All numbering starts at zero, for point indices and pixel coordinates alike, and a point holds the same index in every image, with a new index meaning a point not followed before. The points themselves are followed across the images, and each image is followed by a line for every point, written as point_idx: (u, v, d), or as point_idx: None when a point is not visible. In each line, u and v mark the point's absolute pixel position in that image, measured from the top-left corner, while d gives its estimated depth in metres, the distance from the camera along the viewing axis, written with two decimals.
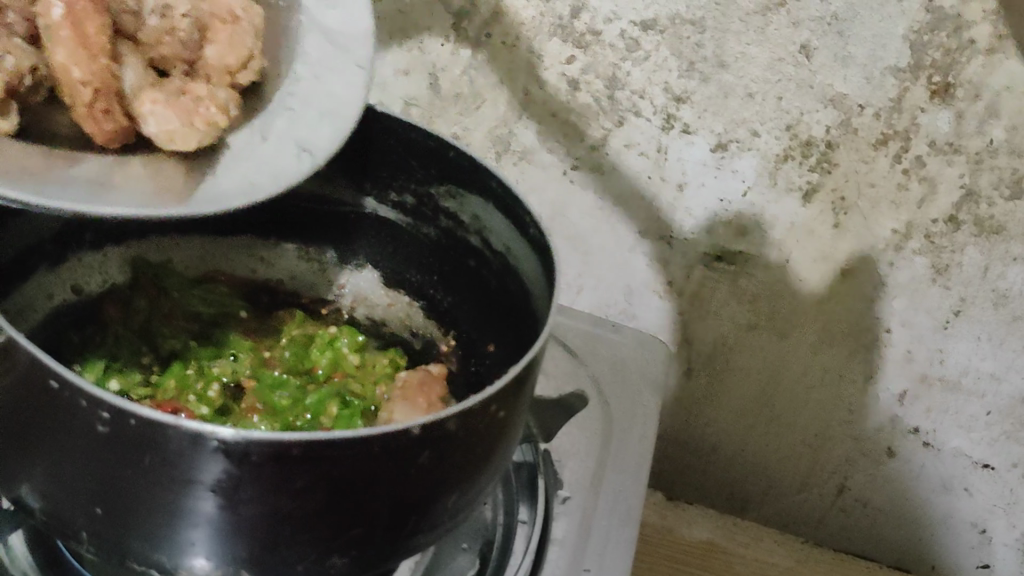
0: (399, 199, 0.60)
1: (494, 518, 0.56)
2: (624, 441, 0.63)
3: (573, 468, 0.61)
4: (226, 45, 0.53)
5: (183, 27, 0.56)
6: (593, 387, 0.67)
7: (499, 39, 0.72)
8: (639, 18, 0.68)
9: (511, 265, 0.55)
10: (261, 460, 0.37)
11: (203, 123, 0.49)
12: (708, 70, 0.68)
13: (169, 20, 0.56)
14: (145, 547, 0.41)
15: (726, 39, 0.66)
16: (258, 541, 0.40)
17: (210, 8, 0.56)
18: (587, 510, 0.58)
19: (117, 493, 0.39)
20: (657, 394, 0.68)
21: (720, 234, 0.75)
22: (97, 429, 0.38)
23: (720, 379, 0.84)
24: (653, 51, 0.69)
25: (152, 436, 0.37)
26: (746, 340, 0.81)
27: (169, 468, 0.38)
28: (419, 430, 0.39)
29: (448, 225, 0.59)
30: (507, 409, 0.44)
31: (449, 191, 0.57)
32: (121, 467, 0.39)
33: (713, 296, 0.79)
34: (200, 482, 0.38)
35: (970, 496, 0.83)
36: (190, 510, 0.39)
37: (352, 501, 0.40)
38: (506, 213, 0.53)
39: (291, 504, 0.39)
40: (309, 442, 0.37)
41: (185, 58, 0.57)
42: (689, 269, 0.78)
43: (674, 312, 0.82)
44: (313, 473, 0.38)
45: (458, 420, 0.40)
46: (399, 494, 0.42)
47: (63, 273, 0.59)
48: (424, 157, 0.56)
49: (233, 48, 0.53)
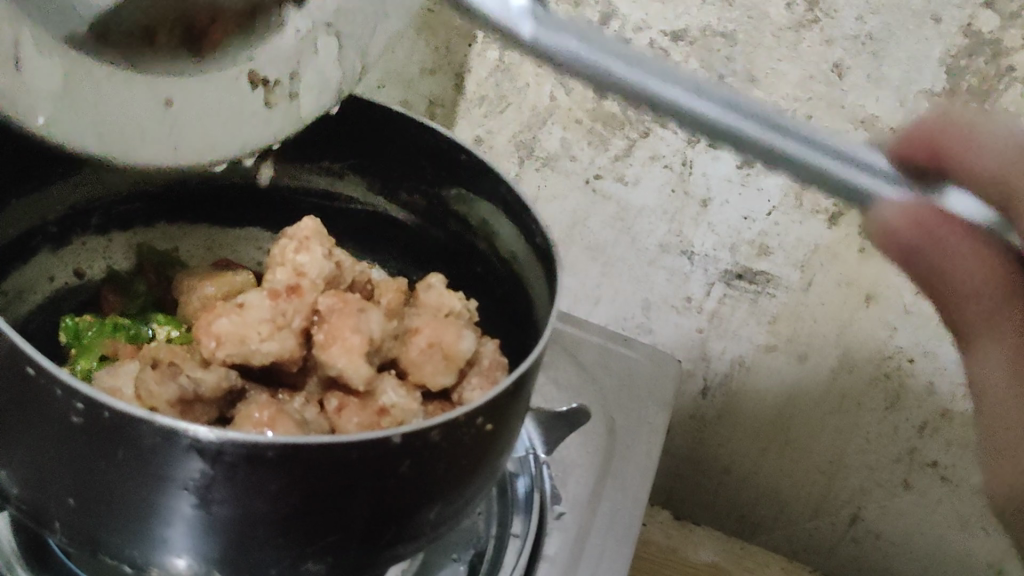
0: (409, 199, 0.58)
1: (487, 529, 0.55)
2: (626, 458, 0.62)
3: (571, 481, 0.59)
4: (294, 273, 0.47)
5: (311, 274, 0.47)
6: (599, 400, 0.66)
7: None
8: (669, 28, 0.68)
9: (517, 275, 0.53)
10: (235, 461, 0.37)
11: (309, 274, 0.47)
12: (738, 85, 0.68)
13: (297, 272, 0.47)
14: (120, 542, 0.40)
15: (757, 53, 0.66)
16: (232, 543, 0.40)
17: (301, 274, 0.47)
18: (583, 528, 0.56)
19: (92, 485, 0.39)
20: (664, 411, 0.66)
21: (743, 252, 0.74)
22: (72, 420, 0.37)
23: (736, 400, 0.82)
24: (683, 62, 0.68)
25: (126, 430, 0.36)
26: (764, 361, 0.79)
27: (142, 462, 0.37)
28: (400, 439, 0.38)
29: (458, 229, 0.57)
30: (496, 422, 0.42)
31: (459, 194, 0.55)
32: (96, 460, 0.38)
33: (732, 315, 0.78)
34: (175, 480, 0.37)
35: (988, 536, 0.81)
36: (165, 507, 0.39)
37: (330, 509, 0.39)
38: (515, 220, 0.52)
39: (266, 507, 0.38)
40: (284, 445, 0.36)
41: (311, 276, 0.47)
42: (710, 286, 0.77)
43: (692, 330, 0.80)
44: (289, 477, 0.37)
45: (442, 431, 0.39)
46: (377, 505, 0.40)
47: (63, 253, 0.55)
48: (437, 159, 0.55)
49: (295, 275, 0.47)
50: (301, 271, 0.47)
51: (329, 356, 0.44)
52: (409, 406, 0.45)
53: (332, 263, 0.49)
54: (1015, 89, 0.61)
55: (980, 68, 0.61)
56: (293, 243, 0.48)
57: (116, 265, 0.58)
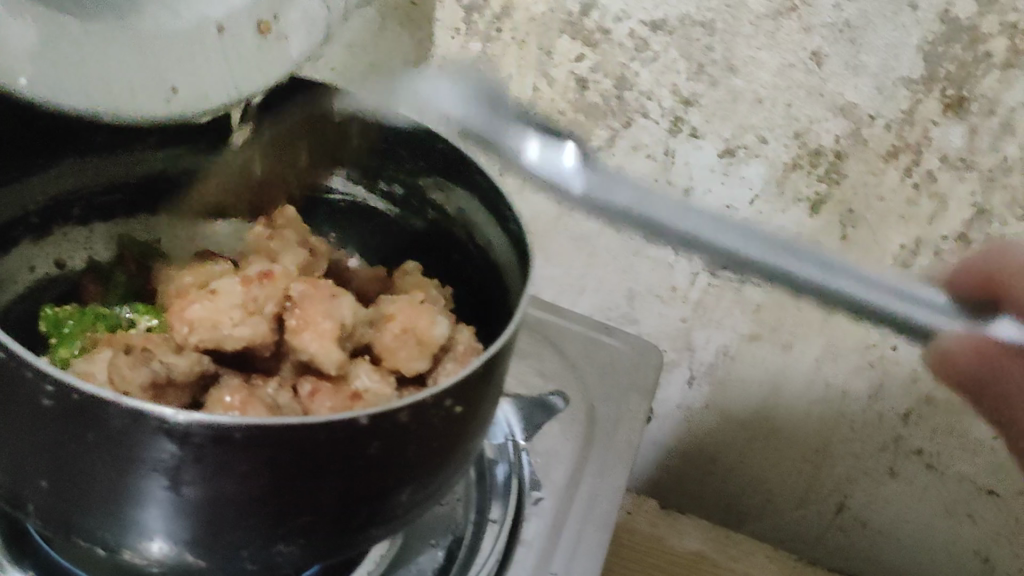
0: (388, 188, 0.59)
1: (466, 516, 0.55)
2: (606, 445, 0.62)
3: (550, 468, 0.60)
4: (268, 260, 0.48)
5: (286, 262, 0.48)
6: (580, 388, 0.66)
7: (509, 34, 0.72)
8: (649, 18, 0.67)
9: (493, 262, 0.54)
10: (202, 442, 0.37)
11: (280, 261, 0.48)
12: (718, 74, 0.68)
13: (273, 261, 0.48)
14: (93, 524, 0.41)
15: (736, 42, 0.66)
16: (203, 525, 0.40)
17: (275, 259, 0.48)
18: (560, 513, 0.57)
19: (64, 467, 0.39)
20: (645, 400, 0.66)
21: (727, 242, 0.74)
22: (42, 402, 0.37)
23: (722, 389, 0.83)
24: (662, 52, 0.68)
25: (94, 412, 0.37)
26: (748, 350, 0.79)
27: (112, 443, 0.38)
28: (367, 421, 0.39)
29: (436, 217, 0.57)
30: (465, 404, 0.43)
31: (437, 182, 0.56)
32: (66, 442, 0.38)
33: (716, 305, 0.78)
34: (145, 461, 0.38)
35: (972, 523, 0.81)
36: (136, 489, 0.39)
37: (298, 490, 0.40)
38: (490, 208, 0.52)
39: (235, 488, 0.39)
40: (251, 426, 0.37)
41: (286, 264, 0.48)
42: (694, 275, 0.77)
43: (678, 319, 0.80)
44: (256, 458, 0.38)
45: (410, 412, 0.40)
46: (346, 487, 0.41)
47: (44, 243, 0.56)
48: (414, 148, 0.55)
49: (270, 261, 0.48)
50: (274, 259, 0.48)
51: (301, 341, 0.45)
52: (382, 389, 0.46)
53: (306, 250, 0.49)
54: (992, 76, 0.62)
55: (957, 54, 0.62)
56: (268, 232, 0.49)
57: (97, 255, 0.59)
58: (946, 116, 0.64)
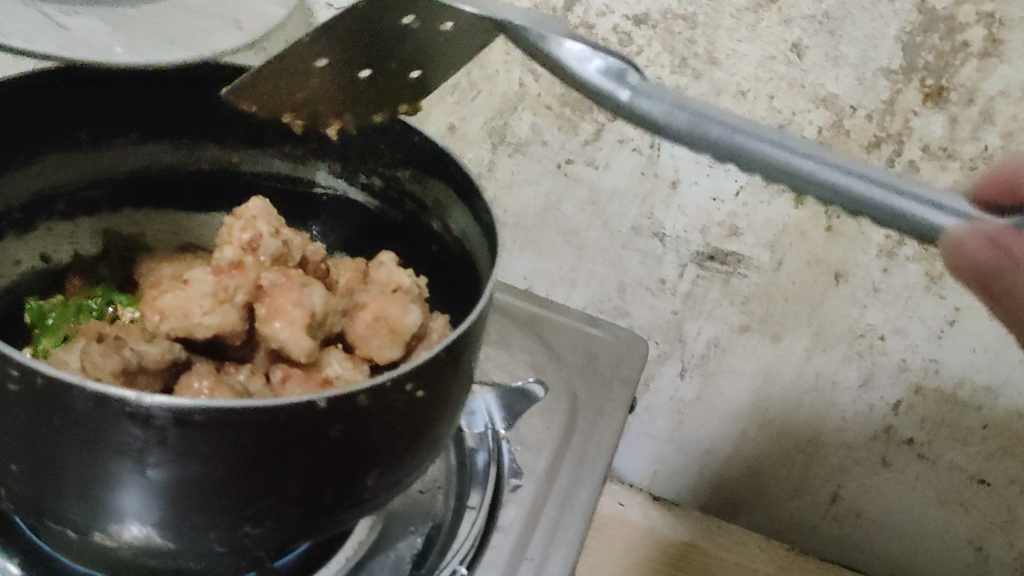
0: (368, 180, 0.60)
1: (446, 504, 0.56)
2: (587, 433, 0.63)
3: (530, 455, 0.60)
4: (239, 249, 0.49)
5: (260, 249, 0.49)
6: (564, 378, 0.67)
7: (495, 30, 0.72)
8: (631, 13, 0.68)
9: (466, 251, 0.54)
10: (164, 425, 0.38)
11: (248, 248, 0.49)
12: (700, 66, 0.69)
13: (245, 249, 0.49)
14: (65, 506, 0.42)
15: (718, 35, 0.67)
16: (171, 506, 0.41)
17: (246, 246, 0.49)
18: (539, 499, 0.57)
19: (35, 451, 0.40)
20: (626, 388, 0.67)
21: (712, 234, 0.75)
22: (10, 387, 0.39)
23: (712, 380, 0.83)
24: (645, 46, 0.69)
25: (61, 395, 0.38)
26: (738, 342, 0.80)
27: (79, 426, 0.39)
28: (325, 403, 0.40)
29: (414, 209, 0.58)
30: (428, 388, 0.44)
31: (413, 174, 0.56)
32: (34, 426, 0.39)
33: (705, 296, 0.78)
34: (111, 444, 0.39)
35: (966, 511, 0.81)
36: (105, 472, 0.40)
37: (263, 473, 0.41)
38: (463, 199, 0.53)
39: (200, 470, 0.40)
40: (210, 408, 0.37)
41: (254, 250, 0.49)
42: (682, 267, 0.78)
43: (668, 311, 0.81)
44: (219, 440, 0.39)
45: (370, 395, 0.41)
46: (311, 467, 0.42)
47: (31, 239, 0.57)
48: (390, 140, 0.56)
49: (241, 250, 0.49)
50: (246, 247, 0.49)
51: (272, 328, 0.46)
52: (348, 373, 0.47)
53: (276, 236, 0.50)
54: (971, 65, 0.62)
55: (935, 44, 0.62)
56: (241, 222, 0.50)
57: (82, 249, 0.60)
58: (927, 105, 0.65)
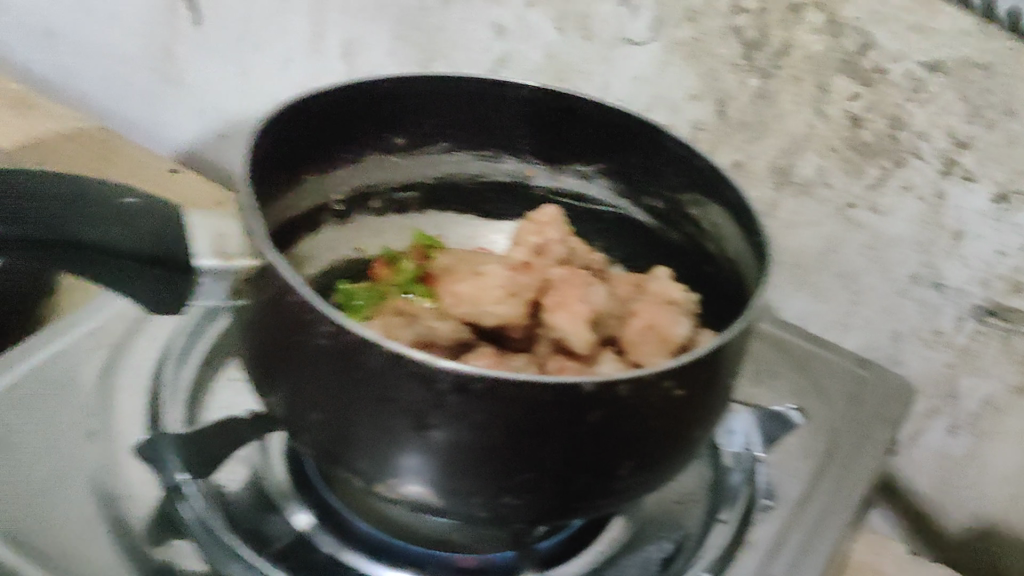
0: (652, 203, 0.63)
1: (699, 517, 0.58)
2: (844, 467, 0.63)
3: (782, 481, 0.62)
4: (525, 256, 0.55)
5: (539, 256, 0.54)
6: (826, 415, 0.68)
7: (788, 72, 0.74)
8: (928, 58, 0.68)
9: (740, 279, 0.56)
10: (452, 390, 0.42)
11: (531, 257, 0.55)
12: (996, 118, 0.67)
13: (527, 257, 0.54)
14: (351, 459, 0.47)
15: (1016, 88, 0.65)
16: (443, 468, 0.45)
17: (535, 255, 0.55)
18: (789, 522, 0.58)
19: (333, 402, 0.46)
20: (889, 431, 0.67)
21: (997, 289, 0.73)
22: (319, 338, 0.44)
23: (986, 440, 0.81)
24: (940, 93, 0.68)
25: (363, 353, 0.43)
26: (1016, 403, 0.77)
27: (372, 383, 0.44)
28: (593, 387, 0.43)
29: (693, 233, 0.61)
30: (686, 390, 0.46)
31: (694, 199, 0.59)
32: (337, 379, 0.45)
33: (984, 352, 0.77)
34: (396, 401, 0.44)
35: None
36: (387, 428, 0.45)
37: (526, 447, 0.44)
38: (739, 221, 0.55)
39: (481, 441, 0.44)
40: (493, 379, 0.42)
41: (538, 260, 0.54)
42: (962, 320, 0.76)
43: (942, 364, 0.79)
44: (501, 411, 0.43)
45: (629, 386, 0.44)
46: (571, 449, 0.45)
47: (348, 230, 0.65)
48: (677, 165, 0.59)
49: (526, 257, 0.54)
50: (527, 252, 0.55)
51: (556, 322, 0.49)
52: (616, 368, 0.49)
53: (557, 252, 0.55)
54: None
55: None
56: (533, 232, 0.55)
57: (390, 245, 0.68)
58: None
